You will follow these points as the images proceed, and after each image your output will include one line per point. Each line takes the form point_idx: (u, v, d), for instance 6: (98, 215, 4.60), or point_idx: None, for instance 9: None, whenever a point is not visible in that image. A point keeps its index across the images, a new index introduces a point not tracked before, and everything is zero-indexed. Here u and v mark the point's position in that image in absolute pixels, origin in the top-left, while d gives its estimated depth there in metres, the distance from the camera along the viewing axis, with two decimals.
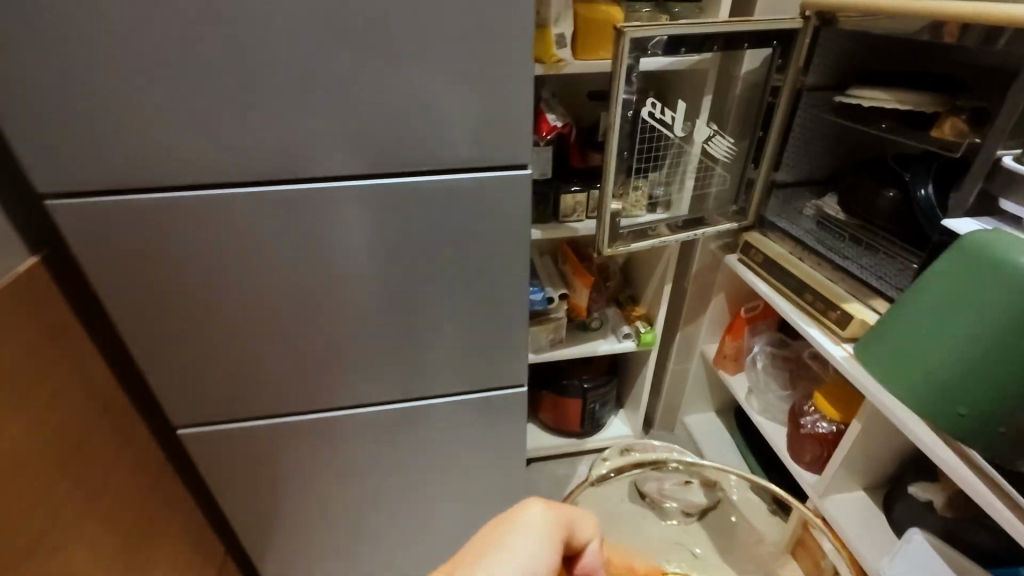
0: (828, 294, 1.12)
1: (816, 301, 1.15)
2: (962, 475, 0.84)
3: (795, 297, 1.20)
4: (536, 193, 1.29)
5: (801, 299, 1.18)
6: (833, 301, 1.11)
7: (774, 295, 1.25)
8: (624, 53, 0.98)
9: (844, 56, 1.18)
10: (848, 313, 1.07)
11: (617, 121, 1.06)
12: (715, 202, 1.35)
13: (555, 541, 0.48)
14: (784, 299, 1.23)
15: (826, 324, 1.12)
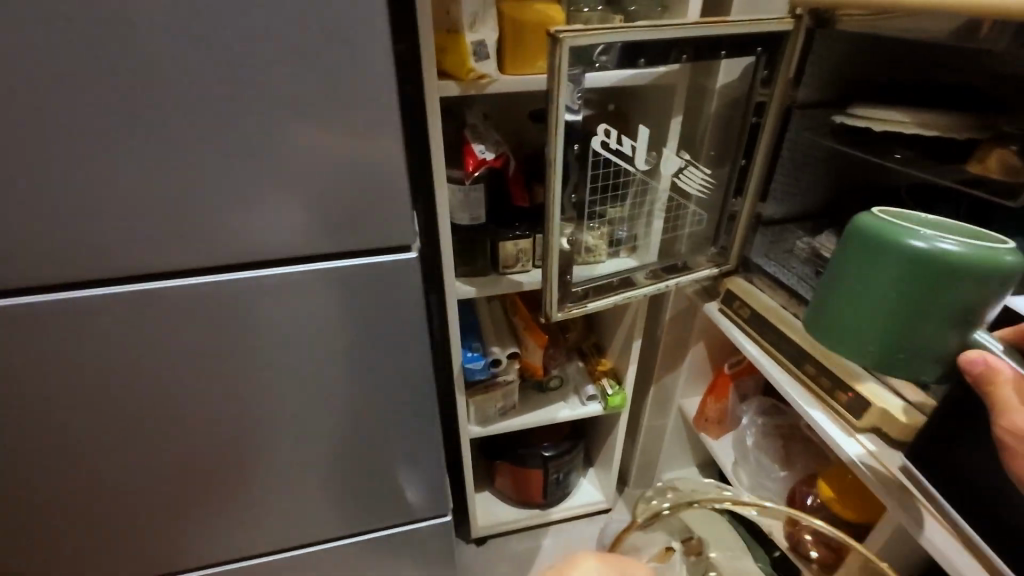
0: (833, 366, 0.88)
1: (819, 376, 0.90)
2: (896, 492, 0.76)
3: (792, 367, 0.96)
4: (468, 241, 1.03)
5: (799, 371, 0.94)
6: (840, 378, 0.87)
7: (763, 361, 1.01)
8: (562, 67, 0.72)
9: (842, 65, 0.94)
10: (860, 397, 0.83)
11: (558, 156, 0.80)
12: (690, 242, 1.11)
13: None
14: (776, 364, 0.99)
15: (834, 407, 0.87)
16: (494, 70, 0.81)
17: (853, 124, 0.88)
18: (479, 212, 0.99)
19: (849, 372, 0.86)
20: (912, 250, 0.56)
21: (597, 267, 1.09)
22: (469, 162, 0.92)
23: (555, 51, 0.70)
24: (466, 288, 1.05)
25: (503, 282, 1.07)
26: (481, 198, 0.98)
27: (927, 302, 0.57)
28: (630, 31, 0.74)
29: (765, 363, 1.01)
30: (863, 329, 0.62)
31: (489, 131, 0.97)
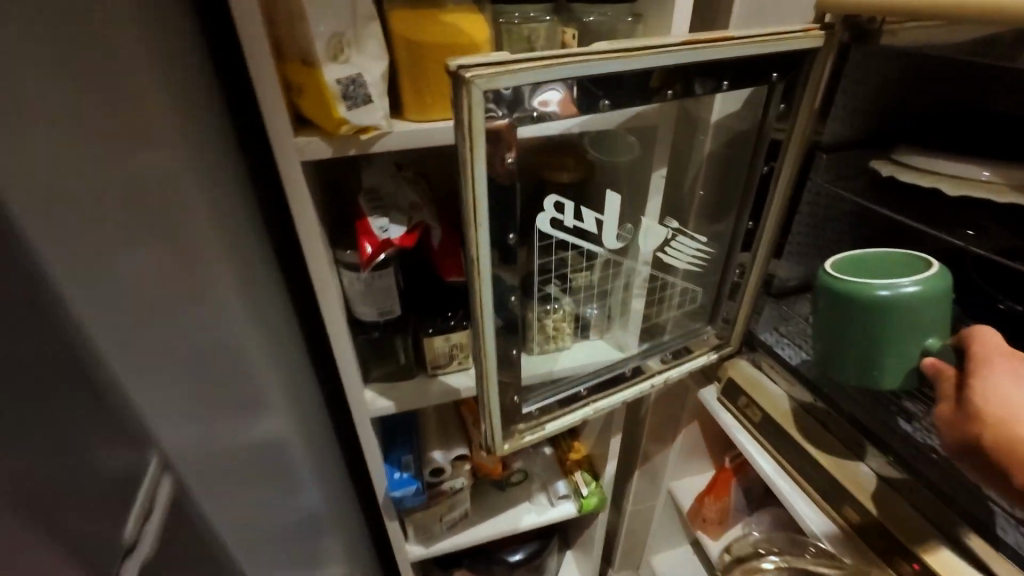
0: (895, 523, 0.64)
1: (869, 529, 0.67)
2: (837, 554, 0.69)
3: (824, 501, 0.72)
4: (380, 340, 0.75)
5: (836, 514, 0.70)
6: (904, 542, 0.63)
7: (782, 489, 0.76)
8: (479, 126, 0.44)
9: (880, 92, 0.69)
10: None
11: (486, 253, 0.52)
12: (676, 322, 0.86)
13: None
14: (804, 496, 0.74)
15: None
16: (385, 121, 0.53)
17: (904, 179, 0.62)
18: (393, 304, 0.71)
19: (923, 541, 0.62)
20: (881, 301, 0.61)
21: (560, 358, 0.83)
22: (364, 245, 0.63)
23: (463, 101, 0.43)
24: (383, 402, 0.77)
25: (431, 389, 0.79)
26: (391, 287, 0.70)
27: (913, 337, 0.62)
28: (585, 60, 0.47)
29: (782, 488, 0.76)
30: (859, 369, 0.66)
31: (397, 192, 0.68)
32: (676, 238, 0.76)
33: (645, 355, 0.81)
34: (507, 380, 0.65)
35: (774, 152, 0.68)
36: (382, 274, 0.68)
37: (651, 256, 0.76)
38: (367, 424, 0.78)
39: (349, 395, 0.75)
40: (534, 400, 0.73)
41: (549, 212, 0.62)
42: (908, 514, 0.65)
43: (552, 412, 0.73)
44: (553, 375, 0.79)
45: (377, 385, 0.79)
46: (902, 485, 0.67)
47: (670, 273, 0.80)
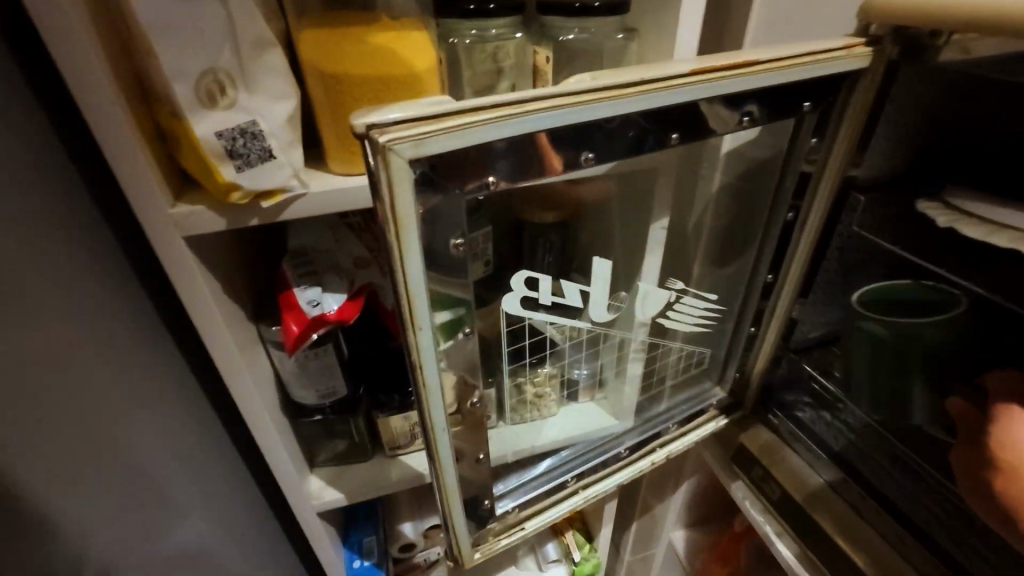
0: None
1: None
2: None
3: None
4: (324, 423, 0.62)
5: None
6: None
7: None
8: (408, 208, 0.31)
9: (931, 117, 0.55)
10: None
11: (433, 366, 0.38)
12: (676, 386, 0.74)
13: None
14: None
15: None
16: (298, 183, 0.40)
17: (969, 227, 0.49)
18: (337, 385, 0.59)
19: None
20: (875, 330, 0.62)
21: (545, 427, 0.70)
22: (290, 324, 0.50)
23: (381, 177, 0.29)
24: (332, 493, 0.64)
25: (389, 472, 0.67)
26: (332, 364, 0.57)
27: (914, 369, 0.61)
28: (558, 105, 0.33)
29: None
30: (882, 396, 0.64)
31: (333, 248, 0.55)
32: (680, 301, 0.63)
33: (642, 432, 0.69)
34: (474, 487, 0.53)
35: (802, 191, 0.55)
36: (320, 351, 0.55)
37: (654, 319, 0.63)
38: (313, 518, 0.65)
39: (287, 493, 0.61)
40: (511, 497, 0.60)
41: (519, 292, 0.51)
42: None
43: (533, 507, 0.61)
44: (535, 452, 0.67)
45: (326, 470, 0.67)
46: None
47: (671, 337, 0.67)
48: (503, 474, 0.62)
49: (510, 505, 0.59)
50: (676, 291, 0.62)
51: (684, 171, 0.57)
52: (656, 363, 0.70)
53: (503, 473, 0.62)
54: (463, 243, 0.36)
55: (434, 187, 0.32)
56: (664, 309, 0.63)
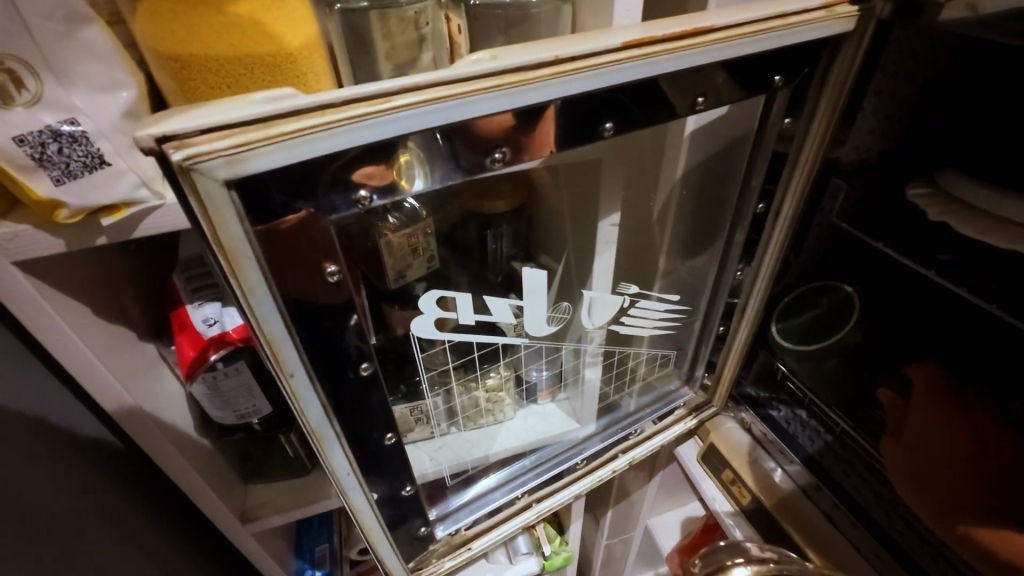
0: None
1: None
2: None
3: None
4: (251, 443, 0.57)
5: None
6: None
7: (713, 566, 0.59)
8: (240, 240, 0.24)
9: (930, 88, 0.47)
10: None
11: (321, 412, 0.33)
12: (644, 385, 0.68)
13: None
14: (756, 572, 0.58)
15: None
16: (151, 194, 0.33)
17: (963, 221, 0.42)
18: (258, 402, 0.53)
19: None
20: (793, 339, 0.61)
21: (499, 433, 0.65)
22: (186, 349, 0.45)
23: (195, 210, 0.22)
24: (267, 514, 0.58)
25: (330, 486, 0.62)
26: (248, 382, 0.50)
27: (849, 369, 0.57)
28: (437, 98, 0.26)
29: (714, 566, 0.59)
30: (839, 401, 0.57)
31: None
32: (636, 305, 0.57)
33: (605, 438, 0.64)
34: (409, 518, 0.48)
35: (774, 181, 0.48)
36: (230, 371, 0.47)
37: (610, 325, 0.58)
38: (252, 539, 0.60)
39: (214, 516, 0.55)
40: (453, 517, 0.55)
41: (431, 313, 0.46)
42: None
43: (481, 526, 0.57)
44: (488, 461, 0.62)
45: (262, 488, 0.61)
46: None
47: (634, 340, 0.61)
48: (448, 489, 0.57)
49: (451, 527, 0.54)
50: (630, 296, 0.56)
51: (640, 158, 0.49)
52: (617, 369, 0.64)
53: (437, 495, 0.56)
54: (340, 271, 0.29)
55: (283, 216, 0.25)
56: (619, 315, 0.57)
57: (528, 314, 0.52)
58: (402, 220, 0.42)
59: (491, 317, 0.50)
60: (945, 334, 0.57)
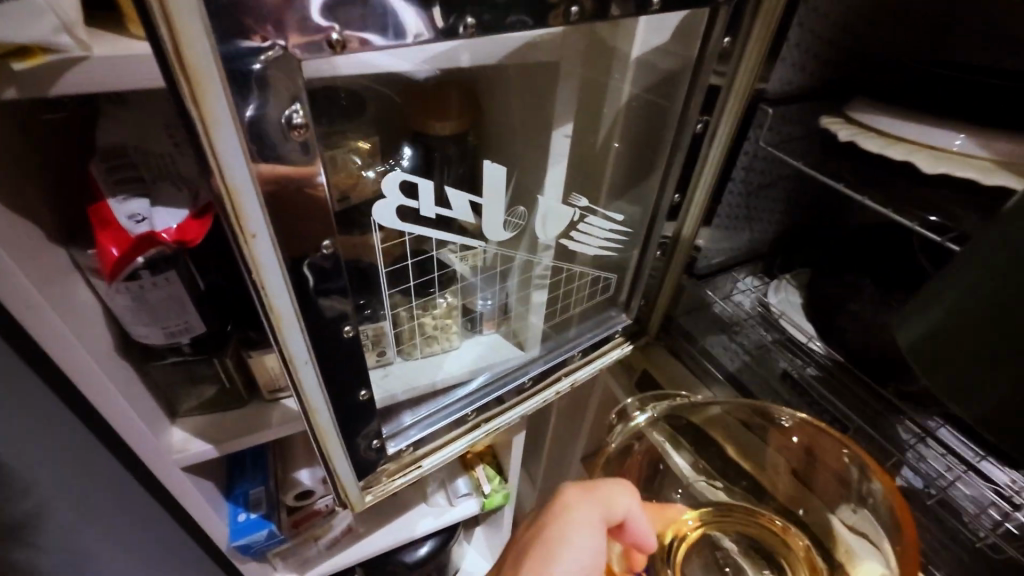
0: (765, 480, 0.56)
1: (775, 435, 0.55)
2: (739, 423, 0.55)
3: (687, 454, 0.57)
4: (178, 369, 0.53)
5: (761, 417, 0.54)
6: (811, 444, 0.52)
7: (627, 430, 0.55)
8: (205, 59, 0.24)
9: (839, 28, 0.53)
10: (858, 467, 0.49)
11: (280, 284, 0.32)
12: (584, 312, 0.71)
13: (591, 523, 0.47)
14: (666, 439, 0.56)
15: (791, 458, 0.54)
16: (73, 42, 0.30)
17: (864, 140, 0.48)
18: (191, 320, 0.49)
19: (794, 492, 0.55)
20: None
21: (447, 360, 0.65)
22: (108, 245, 0.41)
23: (155, 14, 0.22)
24: (199, 445, 0.55)
25: (268, 415, 0.59)
26: (180, 295, 0.47)
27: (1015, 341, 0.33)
28: None
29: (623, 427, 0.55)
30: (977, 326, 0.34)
31: (171, 151, 0.45)
32: (584, 220, 0.60)
33: (548, 360, 0.66)
34: (363, 429, 0.47)
35: (711, 104, 0.51)
36: (158, 282, 0.45)
37: (563, 238, 0.60)
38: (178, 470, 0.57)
39: (138, 442, 0.52)
40: (405, 434, 0.55)
41: (395, 198, 0.46)
42: (768, 458, 0.56)
43: (431, 444, 0.57)
44: (437, 387, 0.62)
45: (194, 420, 0.58)
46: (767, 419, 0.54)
47: (578, 262, 0.64)
48: (401, 399, 0.58)
49: (403, 443, 0.55)
50: (580, 209, 0.59)
51: (591, 74, 0.50)
52: (563, 289, 0.66)
53: (389, 415, 0.56)
54: (305, 126, 0.29)
55: (252, 46, 0.25)
56: (568, 229, 0.59)
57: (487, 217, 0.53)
58: (352, 107, 0.40)
59: (451, 213, 0.51)
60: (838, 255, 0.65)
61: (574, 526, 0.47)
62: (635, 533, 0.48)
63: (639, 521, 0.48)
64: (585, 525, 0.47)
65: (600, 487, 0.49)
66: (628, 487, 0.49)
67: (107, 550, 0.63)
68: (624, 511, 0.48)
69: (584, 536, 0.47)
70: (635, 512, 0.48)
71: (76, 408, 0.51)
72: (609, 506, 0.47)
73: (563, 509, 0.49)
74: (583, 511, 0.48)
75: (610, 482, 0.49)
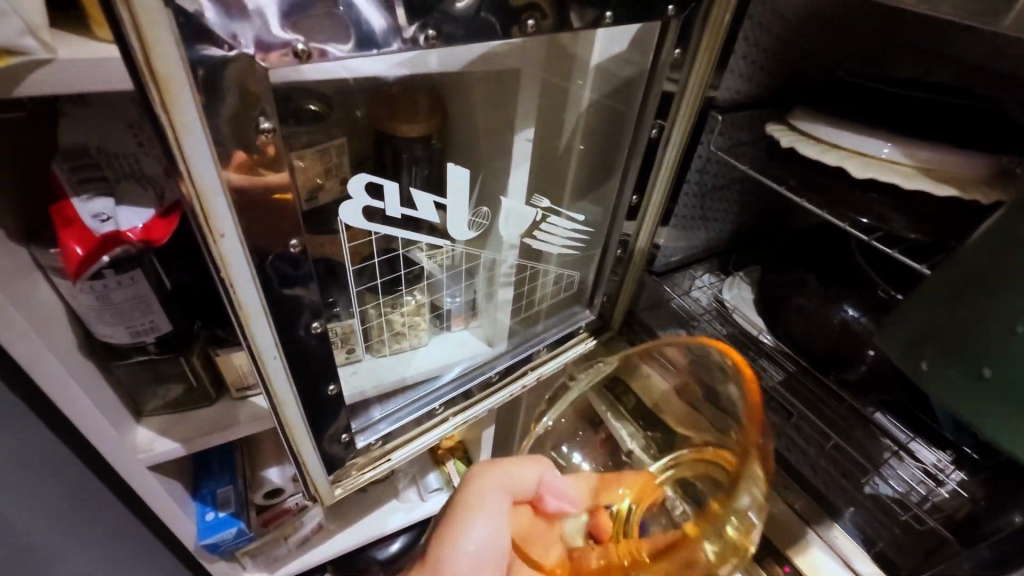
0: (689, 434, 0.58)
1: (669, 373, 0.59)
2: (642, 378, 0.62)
3: (631, 428, 0.63)
4: (141, 370, 0.53)
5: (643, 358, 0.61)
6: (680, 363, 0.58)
7: (574, 399, 0.63)
8: (174, 67, 0.25)
9: (782, 42, 0.57)
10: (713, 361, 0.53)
11: (249, 281, 0.33)
12: (549, 310, 0.73)
13: (505, 498, 0.50)
14: (613, 415, 0.63)
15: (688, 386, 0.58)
16: (38, 45, 0.30)
17: (804, 147, 0.52)
18: (157, 320, 0.49)
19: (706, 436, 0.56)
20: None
21: (415, 357, 0.66)
22: (72, 245, 0.41)
23: (126, 25, 0.23)
24: (165, 444, 0.55)
25: (236, 414, 0.59)
26: (145, 294, 0.47)
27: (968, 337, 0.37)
28: None
29: (570, 397, 0.63)
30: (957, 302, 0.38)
31: (135, 152, 0.45)
32: (547, 220, 0.62)
33: (514, 355, 0.68)
34: (332, 423, 0.48)
35: (665, 111, 0.54)
36: (124, 280, 0.45)
37: (529, 236, 0.63)
38: (143, 469, 0.57)
39: (103, 439, 0.52)
40: (374, 428, 0.57)
41: (361, 199, 0.47)
42: (683, 411, 0.59)
43: (401, 438, 0.59)
44: (406, 383, 0.64)
45: (159, 419, 0.57)
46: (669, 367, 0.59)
47: (542, 259, 0.67)
48: (372, 393, 0.60)
49: (372, 437, 0.56)
50: (542, 210, 0.61)
51: (553, 81, 0.52)
52: (528, 285, 0.68)
53: (358, 410, 0.57)
54: (271, 131, 0.30)
55: (218, 54, 0.26)
56: (531, 228, 0.62)
57: (452, 212, 0.54)
58: (318, 112, 0.41)
59: (416, 213, 0.52)
60: (786, 251, 0.70)
61: (482, 492, 0.49)
62: (560, 498, 0.52)
63: (553, 480, 0.52)
64: (495, 492, 0.49)
65: (503, 460, 0.52)
66: (537, 462, 0.53)
67: (69, 554, 0.62)
68: (533, 477, 0.52)
69: (493, 501, 0.49)
70: (546, 472, 0.52)
71: (36, 408, 0.50)
72: (512, 477, 0.51)
73: (481, 481, 0.50)
74: (490, 480, 0.50)
75: (515, 458, 0.53)
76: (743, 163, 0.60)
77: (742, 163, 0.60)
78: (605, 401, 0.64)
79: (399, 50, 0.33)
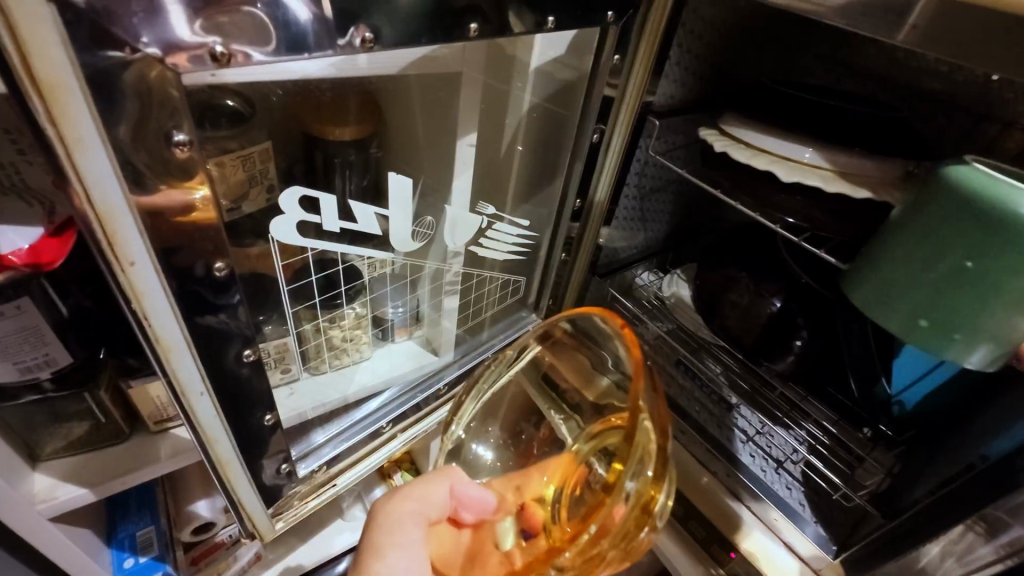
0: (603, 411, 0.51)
1: (581, 345, 0.51)
2: (565, 361, 0.54)
3: (574, 425, 0.55)
4: (36, 409, 0.46)
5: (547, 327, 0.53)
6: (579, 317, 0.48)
7: (480, 410, 0.59)
8: (59, 71, 0.22)
9: (710, 49, 0.59)
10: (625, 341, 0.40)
11: (166, 310, 0.30)
12: (497, 315, 0.71)
13: (422, 521, 0.51)
14: (544, 403, 0.57)
15: (592, 353, 0.50)
16: None
17: (739, 152, 0.54)
18: (53, 352, 0.44)
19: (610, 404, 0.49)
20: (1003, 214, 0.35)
21: (358, 373, 0.63)
22: None
23: None
24: (69, 491, 0.49)
25: (157, 449, 0.53)
26: (35, 324, 0.41)
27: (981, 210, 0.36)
28: None
29: (473, 409, 0.58)
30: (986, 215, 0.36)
31: (15, 161, 0.40)
32: (492, 227, 0.62)
33: (462, 364, 0.66)
34: (269, 453, 0.45)
35: (605, 115, 0.54)
36: (8, 309, 0.39)
37: (474, 242, 0.62)
38: (42, 522, 0.50)
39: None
40: (316, 454, 0.53)
41: (293, 213, 0.44)
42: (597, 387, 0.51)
43: (346, 460, 0.56)
44: (349, 402, 0.60)
45: (61, 463, 0.50)
46: (576, 344, 0.52)
47: (487, 265, 0.65)
48: (310, 411, 0.56)
49: (314, 464, 0.52)
50: (487, 217, 0.61)
51: (491, 84, 0.51)
52: (474, 293, 0.67)
53: (298, 435, 0.53)
54: (189, 143, 0.27)
55: (119, 57, 0.23)
56: (477, 236, 0.61)
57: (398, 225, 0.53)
58: (237, 120, 0.38)
59: (356, 226, 0.50)
60: (722, 248, 0.73)
61: (393, 531, 0.50)
62: (475, 501, 0.54)
63: (466, 489, 0.54)
64: (410, 522, 0.50)
65: (411, 487, 0.52)
66: (443, 480, 0.53)
67: None
68: (443, 496, 0.52)
69: (409, 532, 0.50)
70: (457, 481, 0.54)
71: None
72: (424, 505, 0.51)
73: (392, 516, 0.50)
74: (400, 513, 0.50)
75: (422, 479, 0.53)
76: (678, 167, 0.63)
77: (677, 167, 0.62)
78: (542, 401, 0.58)
79: (334, 54, 0.31)
